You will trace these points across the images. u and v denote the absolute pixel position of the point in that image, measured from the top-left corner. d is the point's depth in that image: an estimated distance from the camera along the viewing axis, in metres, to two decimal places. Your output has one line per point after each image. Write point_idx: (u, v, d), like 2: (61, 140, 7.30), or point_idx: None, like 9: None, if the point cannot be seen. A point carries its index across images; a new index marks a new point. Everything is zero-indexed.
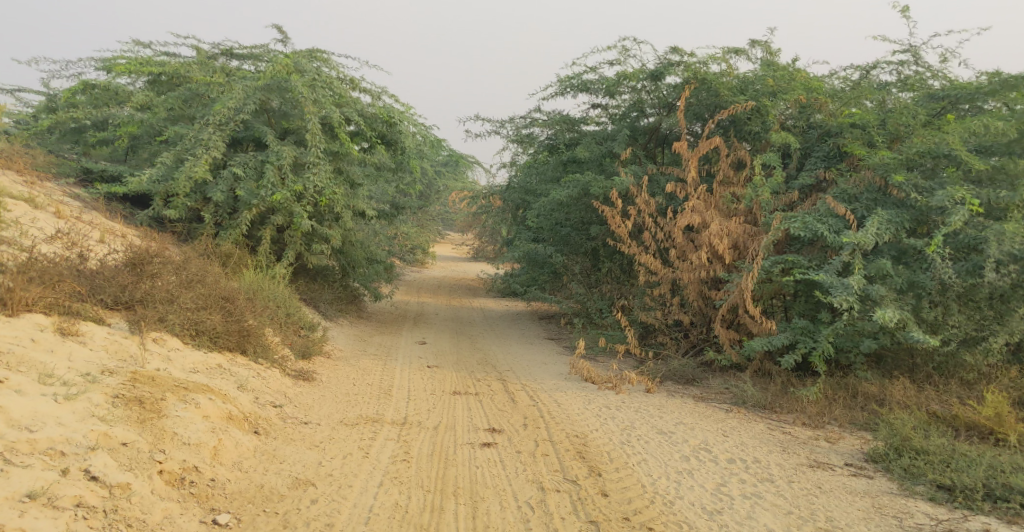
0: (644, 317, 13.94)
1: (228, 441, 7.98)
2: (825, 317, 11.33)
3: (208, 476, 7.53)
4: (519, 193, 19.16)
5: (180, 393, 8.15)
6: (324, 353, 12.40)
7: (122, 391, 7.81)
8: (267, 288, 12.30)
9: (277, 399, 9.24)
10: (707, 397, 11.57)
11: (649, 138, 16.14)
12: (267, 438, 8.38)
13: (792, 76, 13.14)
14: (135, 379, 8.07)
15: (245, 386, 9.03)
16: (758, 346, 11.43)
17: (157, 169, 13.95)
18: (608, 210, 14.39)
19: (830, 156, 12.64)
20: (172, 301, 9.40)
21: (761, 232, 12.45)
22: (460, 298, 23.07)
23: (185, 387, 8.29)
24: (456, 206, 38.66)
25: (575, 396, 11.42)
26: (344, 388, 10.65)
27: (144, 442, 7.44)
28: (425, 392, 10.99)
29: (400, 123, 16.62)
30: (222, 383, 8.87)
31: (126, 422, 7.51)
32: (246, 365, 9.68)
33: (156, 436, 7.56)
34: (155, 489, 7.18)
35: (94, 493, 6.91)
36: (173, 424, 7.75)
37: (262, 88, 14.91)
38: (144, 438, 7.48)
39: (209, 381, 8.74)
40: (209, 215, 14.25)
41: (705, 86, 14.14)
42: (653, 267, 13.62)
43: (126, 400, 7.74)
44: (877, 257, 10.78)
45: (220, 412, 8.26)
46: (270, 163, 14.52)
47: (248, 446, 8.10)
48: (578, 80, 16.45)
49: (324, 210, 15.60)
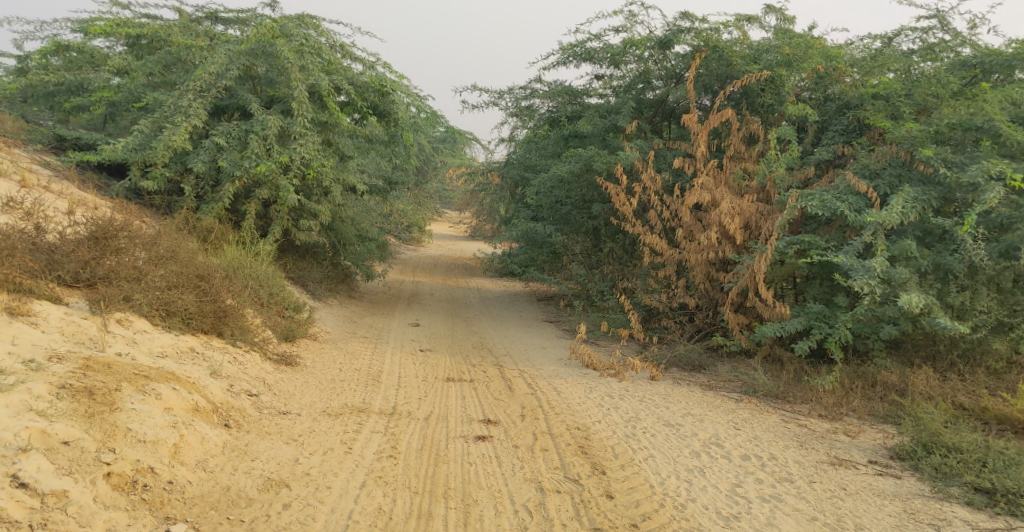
0: (648, 300, 13.22)
1: (192, 436, 7.29)
2: (843, 303, 10.65)
3: (164, 478, 6.86)
4: (518, 169, 18.45)
5: (138, 383, 7.42)
6: (310, 336, 11.73)
7: (70, 380, 7.08)
8: (248, 266, 11.64)
9: (254, 387, 8.53)
10: (715, 385, 10.87)
11: (655, 112, 15.45)
12: (238, 432, 7.68)
13: (809, 44, 12.69)
14: (87, 366, 7.34)
15: (218, 373, 8.36)
16: (770, 332, 10.76)
17: (134, 138, 13.65)
18: (612, 186, 13.66)
19: (848, 130, 12.12)
20: (139, 280, 8.70)
21: (776, 211, 11.77)
22: (456, 278, 22.39)
23: (145, 376, 7.57)
24: (454, 183, 37.95)
25: (575, 383, 10.75)
26: (330, 373, 9.96)
27: (90, 441, 6.74)
28: (417, 379, 10.33)
29: (393, 93, 15.92)
30: (192, 370, 8.20)
31: (71, 417, 6.80)
32: (222, 349, 9.01)
33: (106, 433, 6.85)
34: (98, 495, 6.50)
35: (20, 504, 6.21)
36: (127, 419, 7.03)
37: (246, 53, 14.51)
38: (92, 436, 6.78)
39: (178, 368, 8.06)
40: (189, 188, 13.81)
41: (717, 54, 13.59)
42: (659, 248, 12.93)
43: (74, 391, 7.01)
44: (901, 237, 10.04)
45: (185, 403, 7.55)
46: (255, 133, 14.03)
47: (215, 442, 7.41)
48: (581, 48, 15.74)
49: (313, 184, 14.89)
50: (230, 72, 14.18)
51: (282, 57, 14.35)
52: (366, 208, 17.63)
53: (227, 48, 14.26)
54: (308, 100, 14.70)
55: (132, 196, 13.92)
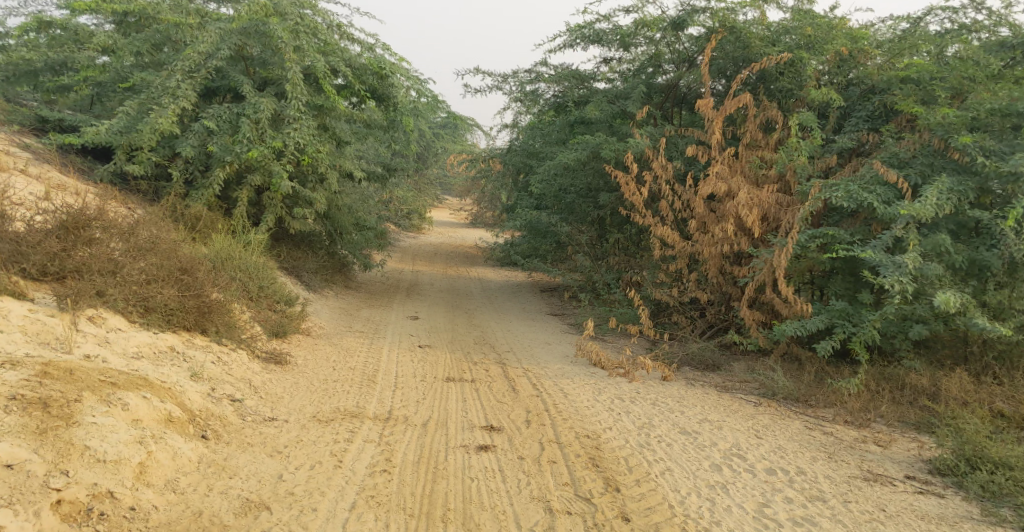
0: (659, 295, 12.60)
1: (160, 453, 6.67)
2: (867, 300, 10.05)
3: (126, 504, 6.24)
4: (521, 156, 17.75)
5: (103, 393, 6.79)
6: (303, 330, 11.13)
7: (22, 391, 6.48)
8: (237, 256, 11.06)
9: (238, 391, 7.91)
10: (730, 387, 10.21)
11: (667, 97, 14.82)
12: (216, 445, 7.06)
13: (833, 27, 12.38)
14: (45, 373, 6.73)
15: (199, 376, 7.77)
16: (790, 330, 10.13)
17: (118, 120, 13.13)
18: (622, 174, 13.02)
19: (874, 116, 11.63)
20: (115, 273, 8.09)
21: (796, 203, 11.20)
22: (456, 267, 21.75)
23: (112, 383, 6.95)
24: (454, 170, 37.28)
25: (582, 384, 10.14)
26: (322, 373, 9.35)
27: (39, 464, 6.14)
28: (415, 380, 9.76)
29: (392, 76, 15.27)
30: (169, 373, 7.62)
31: (19, 435, 6.21)
32: (206, 347, 8.40)
33: (59, 453, 6.25)
34: (43, 529, 5.89)
35: None
36: (85, 435, 6.41)
37: (238, 32, 13.91)
38: (41, 457, 6.18)
39: (152, 371, 7.47)
40: (177, 173, 13.26)
41: (733, 35, 13.05)
42: (670, 239, 12.32)
43: (26, 402, 6.42)
44: (933, 231, 9.42)
45: (158, 415, 6.95)
46: (247, 116, 13.45)
47: (189, 458, 6.80)
48: (589, 30, 15.10)
49: (307, 169, 14.25)
50: (221, 52, 13.61)
51: (275, 37, 13.73)
52: (363, 195, 16.98)
53: (218, 27, 13.68)
54: (303, 82, 14.11)
55: (117, 181, 13.34)
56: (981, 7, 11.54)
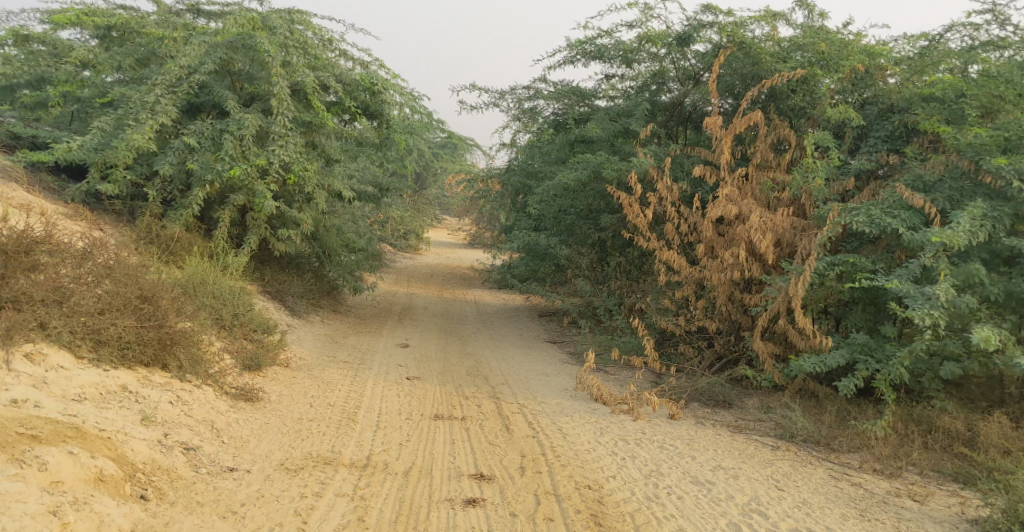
0: (664, 323, 11.83)
1: (80, 523, 6.02)
2: (891, 334, 9.29)
3: None
4: (519, 176, 16.99)
5: (17, 450, 6.16)
6: (282, 362, 10.32)
7: None
8: (212, 282, 10.28)
9: (194, 438, 7.22)
10: (745, 426, 9.40)
11: (671, 115, 14.16)
12: (156, 507, 6.38)
13: (845, 45, 11.66)
14: None
15: (150, 420, 7.13)
16: (808, 366, 9.35)
17: (91, 137, 12.42)
18: (625, 196, 12.26)
19: (893, 137, 10.86)
20: (61, 303, 7.41)
21: (813, 227, 10.45)
22: (452, 289, 20.95)
23: (33, 438, 6.31)
24: (454, 190, 36.52)
25: (582, 424, 9.32)
26: (297, 411, 8.56)
27: None
28: (400, 417, 8.98)
29: (384, 92, 14.55)
30: (114, 418, 6.96)
31: None
32: (164, 385, 7.69)
33: None
34: None
35: None
36: None
37: (224, 46, 13.19)
38: None
39: (93, 419, 6.84)
40: (153, 192, 12.50)
41: (743, 51, 12.34)
42: (676, 265, 11.56)
43: None
44: (966, 260, 8.65)
45: (85, 474, 6.30)
46: (229, 132, 12.71)
47: (119, 526, 6.12)
48: (591, 45, 14.38)
49: (293, 189, 13.52)
50: (205, 66, 12.90)
51: (262, 50, 13.02)
52: (353, 215, 16.21)
53: (202, 39, 12.97)
54: (290, 98, 13.38)
55: (90, 201, 12.60)
56: (1007, 22, 10.83)
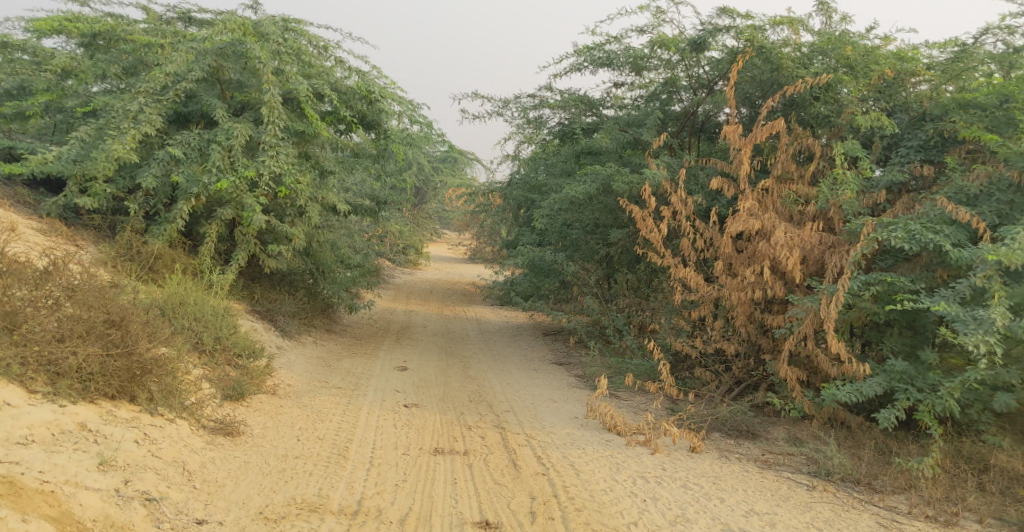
0: (679, 345, 11.05)
1: None
2: (933, 361, 8.57)
3: None
4: (522, 190, 16.19)
5: None
6: (267, 390, 9.52)
7: None
8: (192, 303, 9.49)
9: (158, 486, 6.66)
10: (773, 461, 8.64)
11: (683, 125, 13.36)
12: None
13: (872, 62, 10.70)
14: None
15: (106, 463, 6.59)
16: (843, 396, 8.61)
17: (69, 148, 11.70)
18: (637, 209, 11.48)
19: (927, 146, 9.98)
20: (12, 331, 6.92)
21: (843, 243, 9.67)
22: (452, 306, 20.10)
23: None
24: (454, 203, 35.71)
25: (595, 458, 8.53)
26: (282, 447, 7.84)
27: None
28: (396, 451, 8.24)
29: (381, 101, 13.76)
30: (64, 465, 6.42)
31: None
32: (129, 421, 7.08)
33: None
34: None
35: None
36: None
37: (214, 52, 12.42)
38: None
39: (34, 469, 6.27)
40: (135, 206, 11.72)
41: (762, 57, 11.47)
42: (692, 283, 10.81)
43: None
44: (1020, 280, 7.92)
45: None
46: (217, 142, 11.94)
47: None
48: (600, 51, 13.62)
49: (285, 202, 12.69)
50: (192, 73, 12.15)
51: (253, 58, 12.29)
52: (348, 230, 15.41)
53: (189, 45, 12.24)
54: (282, 106, 12.62)
55: (68, 215, 11.81)
56: None
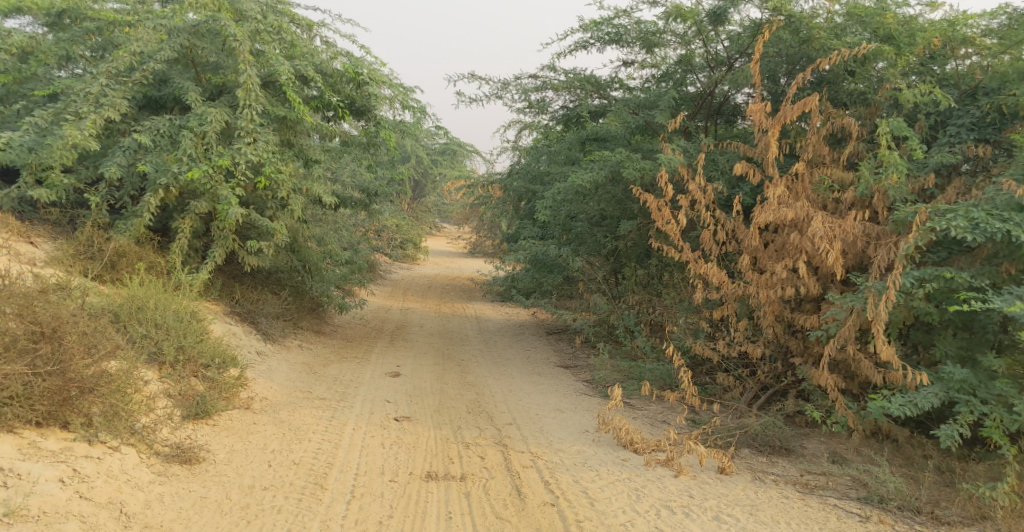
0: (700, 348, 9.94)
1: None
2: (998, 367, 7.46)
3: None
4: (523, 181, 15.06)
5: None
6: (240, 404, 8.42)
7: None
8: (154, 309, 8.35)
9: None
10: (814, 482, 7.56)
11: (699, 107, 12.20)
12: None
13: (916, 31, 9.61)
14: None
15: (14, 514, 5.90)
16: (895, 409, 7.50)
17: (24, 134, 10.56)
18: (652, 199, 10.31)
19: (981, 124, 8.92)
20: None
21: (890, 234, 8.56)
22: (450, 304, 18.86)
23: None
24: (454, 196, 34.46)
25: (614, 482, 7.45)
26: (249, 476, 6.94)
27: None
28: (383, 476, 7.22)
29: (370, 83, 12.59)
30: None
31: None
32: (53, 455, 6.38)
33: None
34: None
35: None
36: None
37: (187, 30, 11.25)
38: None
39: None
40: (98, 199, 10.61)
41: (791, 28, 10.48)
42: (715, 280, 9.69)
43: None
44: None
45: None
46: (190, 129, 10.79)
47: None
48: (608, 27, 12.48)
49: (265, 194, 11.46)
50: (161, 53, 10.97)
51: (228, 36, 11.09)
52: (337, 224, 14.26)
53: (158, 22, 11.07)
54: (261, 89, 11.46)
55: (24, 209, 10.72)
56: None
